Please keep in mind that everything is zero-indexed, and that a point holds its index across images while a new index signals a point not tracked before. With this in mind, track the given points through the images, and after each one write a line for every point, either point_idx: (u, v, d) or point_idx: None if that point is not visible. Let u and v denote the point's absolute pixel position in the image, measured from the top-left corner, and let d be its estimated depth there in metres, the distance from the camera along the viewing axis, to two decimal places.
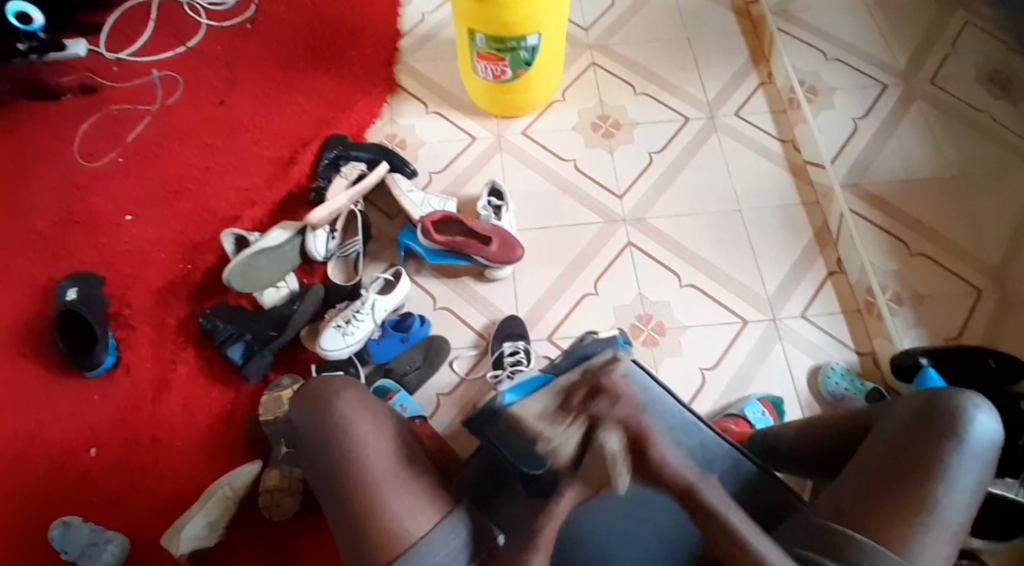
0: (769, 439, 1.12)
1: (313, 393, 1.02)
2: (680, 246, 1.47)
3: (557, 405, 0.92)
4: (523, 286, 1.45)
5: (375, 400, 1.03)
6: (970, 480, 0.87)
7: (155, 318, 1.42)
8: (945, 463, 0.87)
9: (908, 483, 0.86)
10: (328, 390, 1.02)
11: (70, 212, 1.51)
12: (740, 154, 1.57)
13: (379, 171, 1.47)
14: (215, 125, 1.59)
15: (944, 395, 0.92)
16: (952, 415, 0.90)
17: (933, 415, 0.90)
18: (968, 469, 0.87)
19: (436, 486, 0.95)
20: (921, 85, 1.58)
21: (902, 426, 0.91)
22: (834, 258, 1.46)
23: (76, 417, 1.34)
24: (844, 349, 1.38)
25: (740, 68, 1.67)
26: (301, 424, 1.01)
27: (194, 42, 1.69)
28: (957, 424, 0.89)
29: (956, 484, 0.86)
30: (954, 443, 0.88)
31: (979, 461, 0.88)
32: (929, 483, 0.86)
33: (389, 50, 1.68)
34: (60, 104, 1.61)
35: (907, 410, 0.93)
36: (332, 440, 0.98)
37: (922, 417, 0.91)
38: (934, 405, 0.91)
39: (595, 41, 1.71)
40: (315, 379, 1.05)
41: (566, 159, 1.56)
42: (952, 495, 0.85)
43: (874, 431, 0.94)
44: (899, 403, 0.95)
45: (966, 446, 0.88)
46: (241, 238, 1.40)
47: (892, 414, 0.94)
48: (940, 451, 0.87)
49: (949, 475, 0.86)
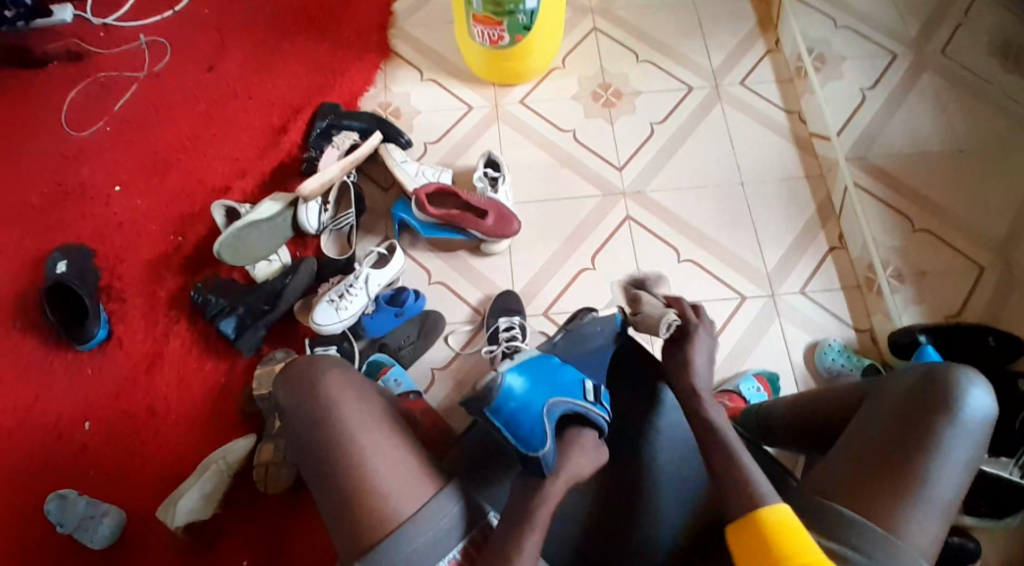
0: (762, 417, 1.12)
1: (299, 374, 1.01)
2: (680, 220, 1.45)
3: (550, 389, 0.88)
4: (519, 261, 1.43)
5: (364, 382, 1.02)
6: (963, 456, 0.86)
7: (148, 291, 1.41)
8: (938, 439, 0.86)
9: (900, 459, 0.85)
10: (315, 370, 1.01)
11: (59, 183, 1.48)
12: (744, 125, 1.53)
13: (372, 142, 1.43)
14: (204, 93, 1.55)
15: (938, 372, 0.91)
16: (945, 390, 0.89)
17: (926, 391, 0.89)
18: (960, 445, 0.86)
19: (428, 471, 0.95)
20: (931, 56, 1.52)
21: (895, 403, 0.90)
22: (836, 233, 1.44)
23: (71, 392, 1.34)
24: (844, 326, 1.37)
25: (746, 36, 1.62)
26: (287, 404, 1.00)
27: (183, 5, 1.64)
28: (950, 400, 0.88)
29: (948, 458, 0.85)
30: (948, 419, 0.87)
31: (972, 438, 0.87)
32: (921, 459, 0.85)
33: (383, 13, 1.63)
34: (46, 71, 1.57)
35: (900, 387, 0.92)
36: (321, 423, 0.97)
37: (915, 393, 0.90)
38: (927, 381, 0.90)
39: (596, 5, 1.65)
40: (302, 357, 1.05)
41: (565, 129, 1.52)
42: (944, 471, 0.84)
43: (866, 408, 0.93)
44: (891, 379, 0.94)
45: (959, 422, 0.87)
46: (232, 211, 1.38)
47: (885, 391, 0.93)
48: (933, 428, 0.86)
49: (941, 451, 0.85)
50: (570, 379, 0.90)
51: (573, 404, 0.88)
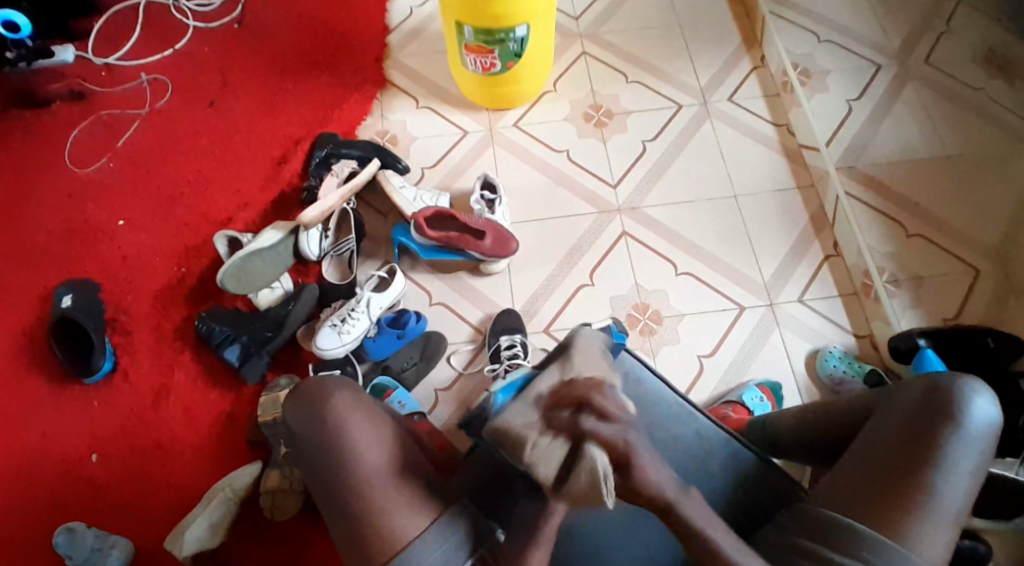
0: (766, 428, 1.13)
1: (307, 395, 1.01)
2: (676, 235, 1.47)
3: None
4: (519, 279, 1.44)
5: (371, 401, 1.03)
6: (970, 466, 0.86)
7: (153, 323, 1.42)
8: (945, 450, 0.86)
9: (908, 470, 0.86)
10: (325, 389, 1.01)
11: (63, 220, 1.51)
12: (734, 140, 1.56)
13: (371, 168, 1.45)
14: (205, 128, 1.58)
15: (944, 381, 0.91)
16: (951, 401, 0.89)
17: (932, 401, 0.90)
18: (967, 454, 0.87)
19: (436, 485, 0.96)
20: (915, 65, 1.56)
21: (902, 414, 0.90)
22: (831, 242, 1.46)
23: (78, 425, 1.35)
24: (844, 333, 1.38)
25: (731, 54, 1.66)
26: (297, 428, 1.00)
27: (182, 43, 1.68)
28: (956, 409, 0.88)
29: (955, 468, 0.86)
30: (954, 429, 0.87)
31: (978, 446, 0.87)
32: (929, 468, 0.85)
33: (378, 45, 1.67)
34: (50, 111, 1.61)
35: (906, 397, 0.92)
36: (327, 443, 0.97)
37: (922, 404, 0.90)
38: (933, 391, 0.90)
39: (584, 29, 1.69)
40: (310, 380, 1.04)
41: (559, 150, 1.55)
42: (952, 481, 0.85)
43: (875, 417, 0.93)
44: (898, 389, 0.94)
45: (965, 432, 0.87)
46: (235, 240, 1.40)
47: (891, 401, 0.93)
48: (940, 438, 0.87)
49: (949, 462, 0.86)
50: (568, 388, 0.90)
51: None
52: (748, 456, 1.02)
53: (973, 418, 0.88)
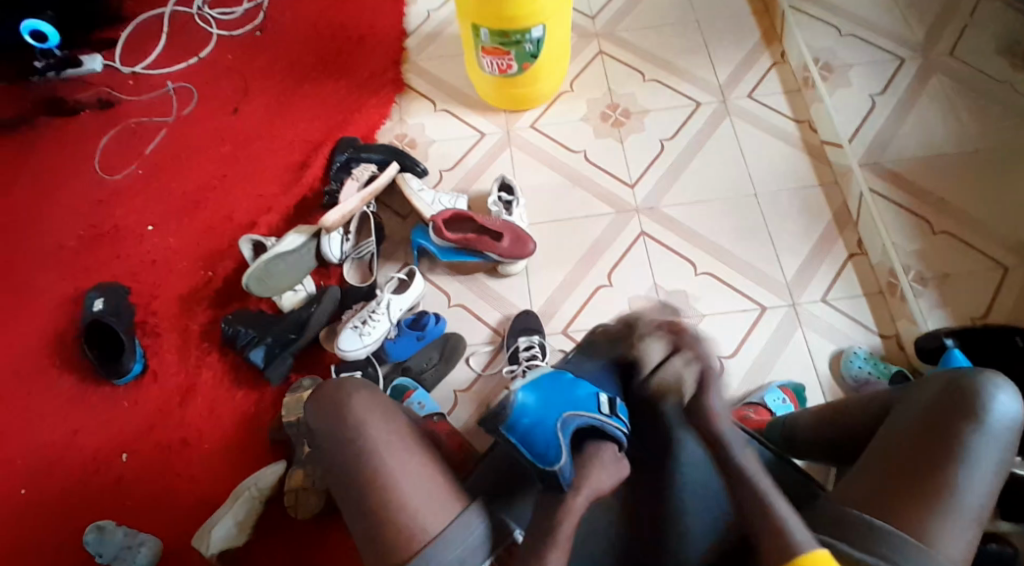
0: (786, 427, 1.12)
1: (327, 397, 1.04)
2: (694, 235, 1.46)
3: (564, 405, 0.93)
4: (537, 280, 1.45)
5: (389, 402, 1.05)
6: (993, 462, 0.85)
7: (180, 325, 1.46)
8: (967, 446, 0.85)
9: (929, 467, 0.85)
10: (342, 393, 1.04)
11: (94, 225, 1.55)
12: (754, 138, 1.54)
13: (390, 171, 1.46)
14: (229, 134, 1.62)
15: (964, 376, 0.90)
16: (972, 396, 0.88)
17: (953, 397, 0.88)
18: (989, 451, 0.85)
19: (449, 487, 0.97)
20: (939, 58, 1.52)
21: (922, 410, 0.89)
22: (855, 240, 1.43)
23: (109, 424, 1.39)
24: (868, 333, 1.36)
25: (751, 50, 1.64)
26: (318, 429, 1.03)
27: (206, 51, 1.72)
28: (977, 405, 0.87)
29: (977, 465, 0.84)
30: (976, 424, 0.86)
31: (1000, 443, 0.86)
32: (950, 463, 0.84)
33: (396, 49, 1.68)
34: (80, 120, 1.66)
35: (926, 393, 0.91)
36: (344, 447, 0.99)
37: (943, 398, 0.89)
38: (954, 386, 0.90)
39: (601, 28, 1.68)
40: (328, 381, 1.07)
41: (576, 150, 1.55)
42: (973, 477, 0.84)
43: (894, 415, 0.92)
44: (917, 386, 0.93)
45: (987, 428, 0.86)
46: (259, 244, 1.44)
47: (911, 398, 0.92)
48: (962, 434, 0.86)
49: (971, 458, 0.85)
50: (584, 393, 0.95)
51: (589, 417, 0.92)
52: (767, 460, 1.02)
53: (994, 413, 0.87)
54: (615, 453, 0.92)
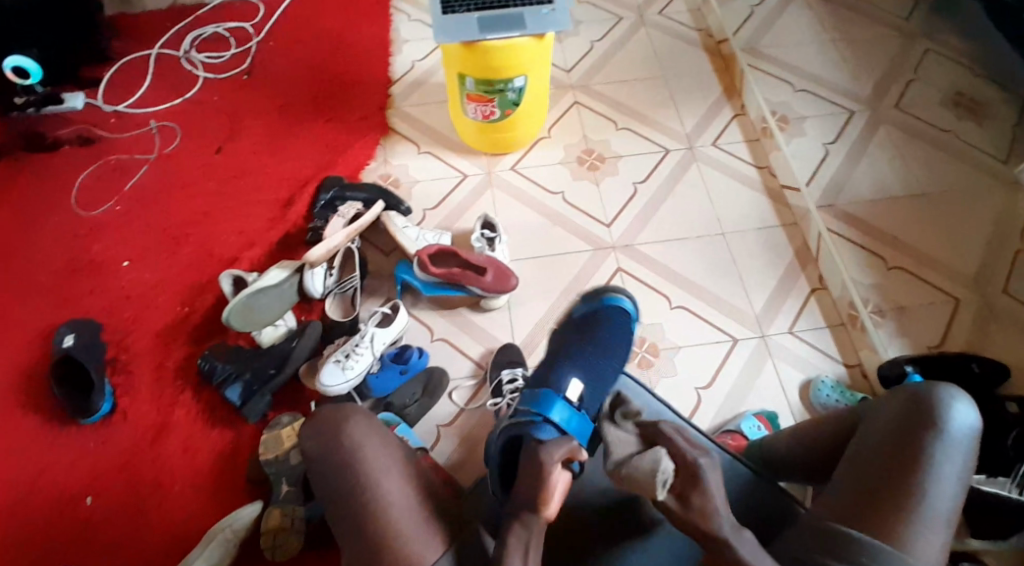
0: (763, 449, 1.15)
1: (323, 423, 1.02)
2: (668, 270, 1.52)
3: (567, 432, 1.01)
4: (519, 315, 1.48)
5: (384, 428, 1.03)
6: (955, 470, 0.89)
7: (154, 362, 1.42)
8: (929, 455, 0.89)
9: (893, 474, 0.89)
10: (340, 416, 1.02)
11: (67, 259, 1.52)
12: (721, 182, 1.64)
13: (375, 210, 1.49)
14: (211, 172, 1.63)
15: (922, 391, 0.95)
16: (931, 407, 0.93)
17: (913, 411, 0.94)
18: (952, 457, 0.90)
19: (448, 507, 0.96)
20: (886, 110, 1.67)
21: (886, 425, 0.94)
22: (816, 276, 1.52)
23: (74, 465, 1.32)
24: (835, 364, 1.43)
25: (714, 102, 1.76)
26: (313, 453, 1.00)
27: (192, 92, 1.75)
28: (937, 416, 0.92)
29: (943, 472, 0.89)
30: (936, 434, 0.91)
31: (962, 452, 0.90)
32: (916, 471, 0.89)
33: (382, 96, 1.74)
34: (57, 154, 1.65)
35: (889, 408, 0.96)
36: (341, 470, 0.97)
37: (904, 413, 0.94)
38: (913, 399, 0.95)
39: (576, 81, 1.79)
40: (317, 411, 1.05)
41: (555, 192, 1.62)
42: (941, 484, 0.88)
43: (862, 430, 0.97)
44: (880, 403, 0.98)
45: (947, 437, 0.91)
46: (240, 279, 1.42)
47: (875, 413, 0.97)
48: (922, 444, 0.90)
49: (933, 466, 0.89)
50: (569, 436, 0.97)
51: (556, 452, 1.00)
52: (748, 477, 1.07)
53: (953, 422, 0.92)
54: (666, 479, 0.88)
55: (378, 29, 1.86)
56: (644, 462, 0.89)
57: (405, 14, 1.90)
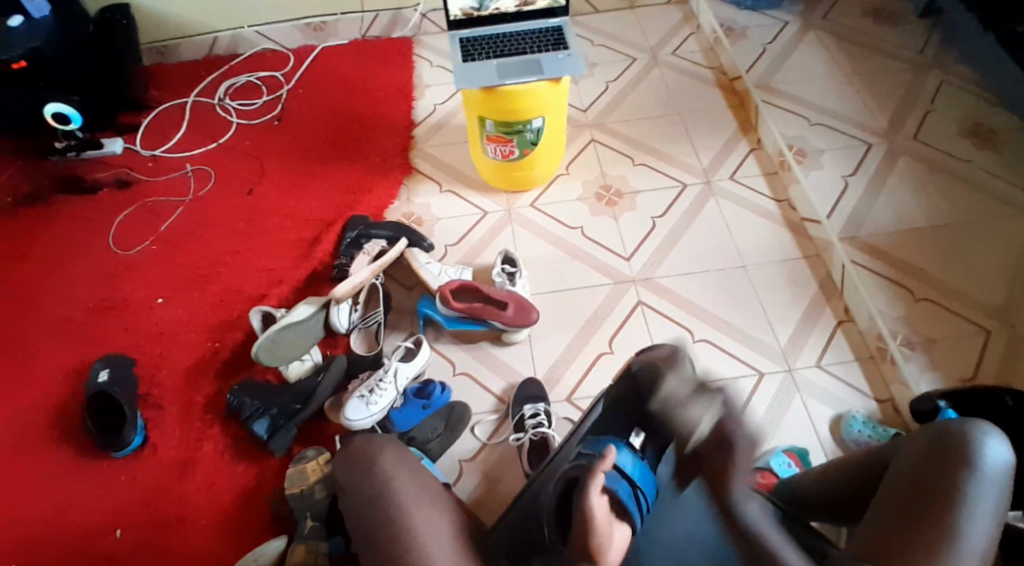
0: (794, 490, 1.13)
1: (355, 454, 1.03)
2: (689, 302, 1.53)
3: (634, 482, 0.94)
4: (540, 348, 1.49)
5: (415, 458, 1.04)
6: (990, 507, 0.87)
7: (184, 398, 1.45)
8: (962, 492, 0.87)
9: (925, 512, 0.87)
10: (371, 449, 1.02)
11: (104, 299, 1.57)
12: (740, 215, 1.65)
13: (399, 247, 1.52)
14: (243, 213, 1.68)
15: (954, 426, 0.94)
16: (963, 443, 0.91)
17: (946, 448, 0.92)
18: (987, 495, 0.87)
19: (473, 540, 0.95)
20: (903, 142, 1.68)
21: (919, 462, 0.92)
22: (841, 308, 1.51)
23: (103, 500, 1.34)
24: (863, 397, 1.41)
25: (730, 138, 1.79)
26: (345, 486, 1.00)
27: (225, 137, 1.82)
28: (970, 452, 0.90)
29: (977, 508, 0.86)
30: (969, 470, 0.89)
31: (996, 489, 0.88)
32: (952, 509, 0.86)
33: (405, 138, 1.80)
34: (97, 198, 1.72)
35: (921, 446, 0.94)
36: (367, 499, 0.98)
37: (936, 450, 0.92)
38: (946, 435, 0.93)
39: (593, 120, 1.83)
40: (354, 440, 1.06)
41: (574, 227, 1.64)
42: (976, 521, 0.86)
43: (894, 469, 0.95)
44: (911, 439, 0.97)
45: (981, 473, 0.88)
46: (268, 315, 1.46)
47: (907, 450, 0.96)
48: (954, 481, 0.88)
49: (967, 503, 0.87)
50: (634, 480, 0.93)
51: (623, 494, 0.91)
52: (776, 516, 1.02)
53: (987, 459, 0.90)
54: (705, 427, 0.84)
55: (402, 75, 1.93)
56: (695, 409, 0.86)
57: (427, 61, 1.97)
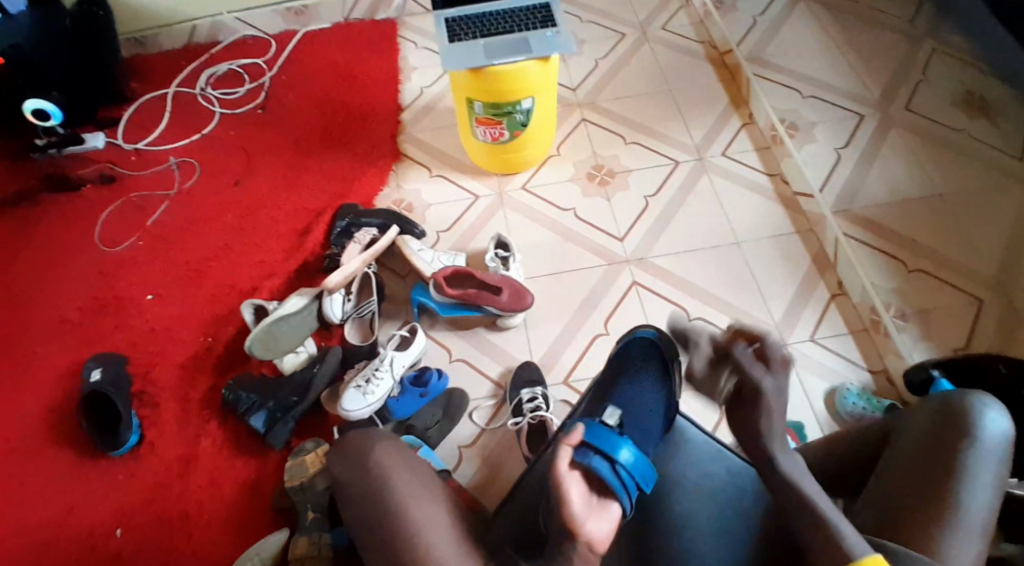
0: None
1: (351, 448, 1.03)
2: (684, 282, 1.52)
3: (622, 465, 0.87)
4: (536, 332, 1.48)
5: (412, 452, 1.03)
6: (990, 478, 0.87)
7: (180, 394, 1.44)
8: (963, 465, 0.88)
9: (927, 485, 0.87)
10: (368, 442, 1.02)
11: (94, 297, 1.56)
12: (733, 192, 1.64)
13: (391, 234, 1.51)
14: (232, 205, 1.67)
15: (954, 398, 0.93)
16: (963, 415, 0.91)
17: (946, 421, 0.91)
18: (987, 465, 0.88)
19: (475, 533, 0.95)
20: (897, 112, 1.63)
21: (919, 434, 0.92)
22: (835, 282, 1.51)
23: (103, 499, 1.34)
24: (859, 371, 1.41)
25: (721, 113, 1.78)
26: (341, 480, 1.00)
27: (209, 128, 1.79)
28: (970, 424, 0.90)
29: (977, 479, 0.87)
30: (970, 442, 0.89)
31: (995, 460, 0.88)
32: (952, 481, 0.87)
33: (393, 123, 1.78)
34: (83, 194, 1.70)
35: (920, 419, 0.94)
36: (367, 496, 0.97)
37: (936, 422, 0.92)
38: (946, 407, 0.93)
39: (582, 98, 1.81)
40: (348, 435, 1.05)
41: (566, 209, 1.63)
42: (976, 492, 0.86)
43: (894, 441, 0.95)
44: (911, 412, 0.97)
45: (981, 444, 0.89)
46: (260, 308, 1.45)
47: (907, 422, 0.96)
48: (955, 453, 0.88)
49: (968, 475, 0.87)
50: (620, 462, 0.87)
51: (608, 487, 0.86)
52: None
53: (987, 431, 0.90)
54: None
55: (387, 58, 1.89)
56: None
57: (412, 43, 1.94)
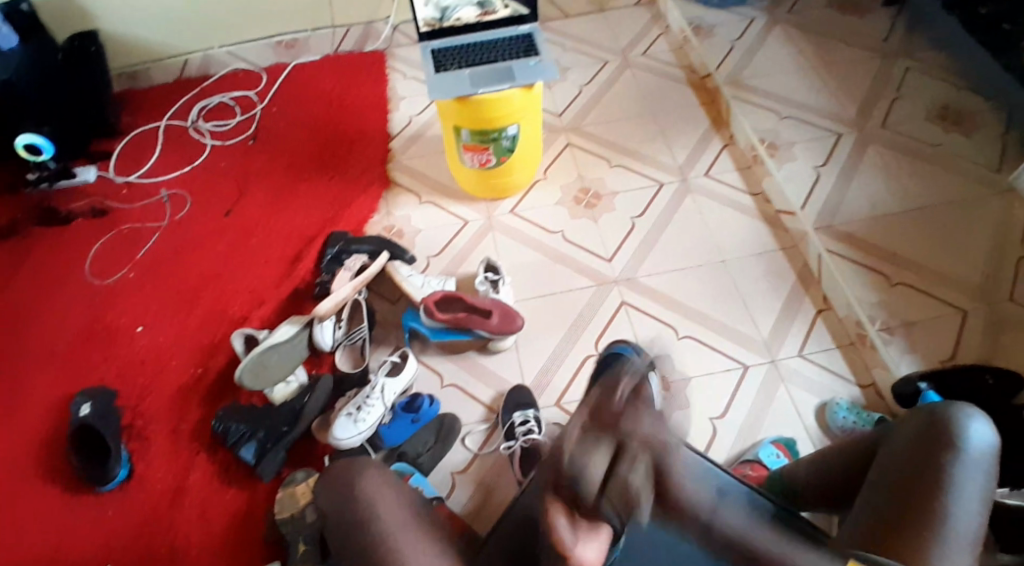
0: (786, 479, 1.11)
1: (338, 478, 1.03)
2: (671, 300, 1.53)
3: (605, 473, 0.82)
4: (526, 355, 1.49)
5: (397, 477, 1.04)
6: (976, 487, 0.88)
7: (170, 426, 1.44)
8: (948, 476, 0.88)
9: (913, 498, 0.88)
10: (354, 471, 1.02)
11: (83, 329, 1.56)
12: (717, 211, 1.66)
13: (380, 260, 1.53)
14: (223, 234, 1.68)
15: (938, 410, 0.94)
16: (948, 427, 0.92)
17: (931, 434, 0.92)
18: (973, 476, 0.88)
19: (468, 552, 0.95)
20: (873, 130, 1.70)
21: (905, 448, 0.93)
22: (821, 297, 1.53)
23: (91, 534, 1.33)
24: (848, 385, 1.42)
25: (704, 134, 1.81)
26: (330, 512, 1.00)
27: (200, 160, 1.81)
28: (955, 436, 0.91)
29: (963, 490, 0.87)
30: (954, 453, 0.90)
31: (980, 469, 0.89)
32: (939, 493, 0.87)
33: (382, 151, 1.80)
34: (72, 227, 1.71)
35: (907, 432, 0.95)
36: (356, 525, 0.97)
37: (921, 436, 0.93)
38: (931, 420, 0.94)
39: (567, 124, 1.84)
40: (335, 466, 1.05)
41: (554, 232, 1.65)
42: (963, 503, 0.87)
43: (881, 454, 0.96)
44: (899, 425, 0.98)
45: (966, 455, 0.89)
46: (251, 338, 1.46)
47: (895, 435, 0.97)
48: (941, 466, 0.89)
49: (954, 485, 0.88)
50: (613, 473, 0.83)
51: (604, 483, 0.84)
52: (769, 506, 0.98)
53: (971, 442, 0.91)
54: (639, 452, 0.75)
55: (375, 89, 1.93)
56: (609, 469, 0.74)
57: (399, 74, 1.97)
